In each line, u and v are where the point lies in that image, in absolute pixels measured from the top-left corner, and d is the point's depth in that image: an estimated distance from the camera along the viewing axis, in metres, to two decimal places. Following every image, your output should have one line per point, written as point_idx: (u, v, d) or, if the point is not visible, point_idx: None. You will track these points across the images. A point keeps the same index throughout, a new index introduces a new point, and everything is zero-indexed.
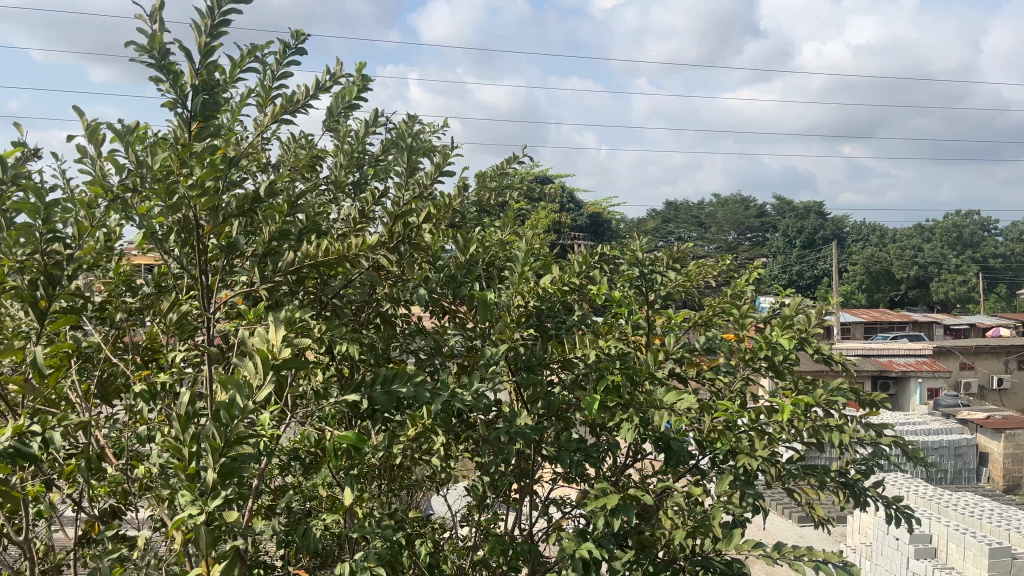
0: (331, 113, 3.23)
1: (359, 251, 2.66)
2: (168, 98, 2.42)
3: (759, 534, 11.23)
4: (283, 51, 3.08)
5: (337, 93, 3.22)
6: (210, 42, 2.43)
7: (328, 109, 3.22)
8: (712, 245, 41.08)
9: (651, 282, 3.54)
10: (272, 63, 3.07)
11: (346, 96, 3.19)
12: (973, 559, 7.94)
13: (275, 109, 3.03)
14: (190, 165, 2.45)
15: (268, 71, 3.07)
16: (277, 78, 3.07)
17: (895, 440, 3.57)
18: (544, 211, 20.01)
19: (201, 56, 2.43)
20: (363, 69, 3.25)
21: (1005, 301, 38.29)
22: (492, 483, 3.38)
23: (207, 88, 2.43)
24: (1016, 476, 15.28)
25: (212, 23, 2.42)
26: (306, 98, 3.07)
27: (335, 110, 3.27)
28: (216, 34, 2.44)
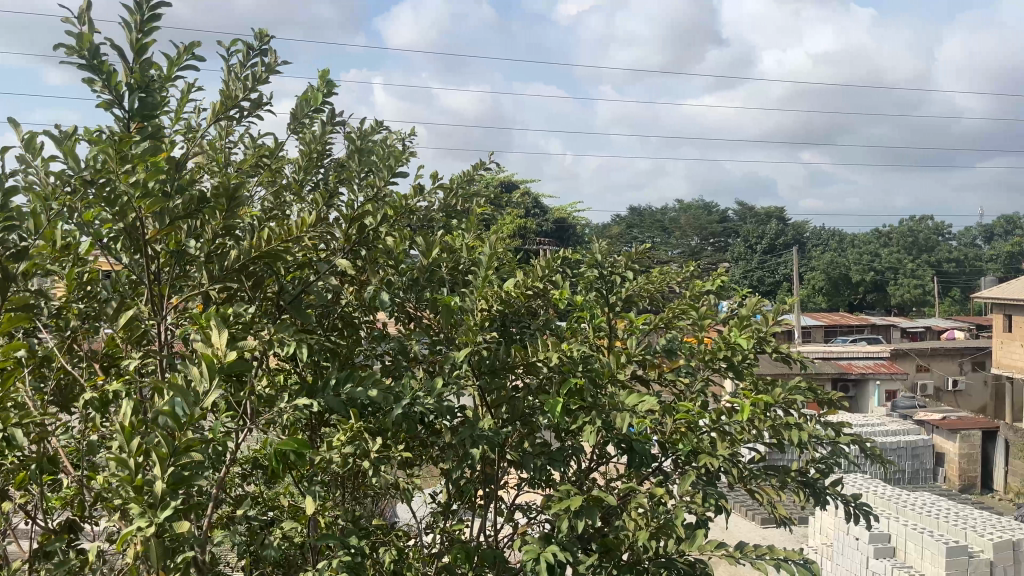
0: (297, 117, 3.28)
1: (305, 232, 2.69)
2: (103, 98, 2.38)
3: (723, 535, 11.33)
4: (247, 53, 3.08)
5: (300, 97, 3.23)
6: (143, 39, 2.41)
7: (293, 112, 3.26)
8: (675, 250, 41.45)
9: (611, 284, 3.58)
10: (235, 64, 3.06)
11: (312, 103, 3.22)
12: (931, 558, 8.11)
13: (220, 109, 2.99)
14: (130, 165, 2.40)
15: (231, 70, 3.06)
16: (241, 78, 3.06)
17: (853, 439, 3.62)
18: (511, 217, 20.01)
19: (134, 54, 2.42)
20: (327, 75, 3.22)
21: (959, 305, 39.22)
22: (457, 489, 3.35)
23: (143, 86, 2.42)
24: (970, 475, 15.80)
25: (141, 19, 2.40)
26: (258, 98, 3.06)
27: (299, 115, 3.28)
28: (147, 30, 2.41)
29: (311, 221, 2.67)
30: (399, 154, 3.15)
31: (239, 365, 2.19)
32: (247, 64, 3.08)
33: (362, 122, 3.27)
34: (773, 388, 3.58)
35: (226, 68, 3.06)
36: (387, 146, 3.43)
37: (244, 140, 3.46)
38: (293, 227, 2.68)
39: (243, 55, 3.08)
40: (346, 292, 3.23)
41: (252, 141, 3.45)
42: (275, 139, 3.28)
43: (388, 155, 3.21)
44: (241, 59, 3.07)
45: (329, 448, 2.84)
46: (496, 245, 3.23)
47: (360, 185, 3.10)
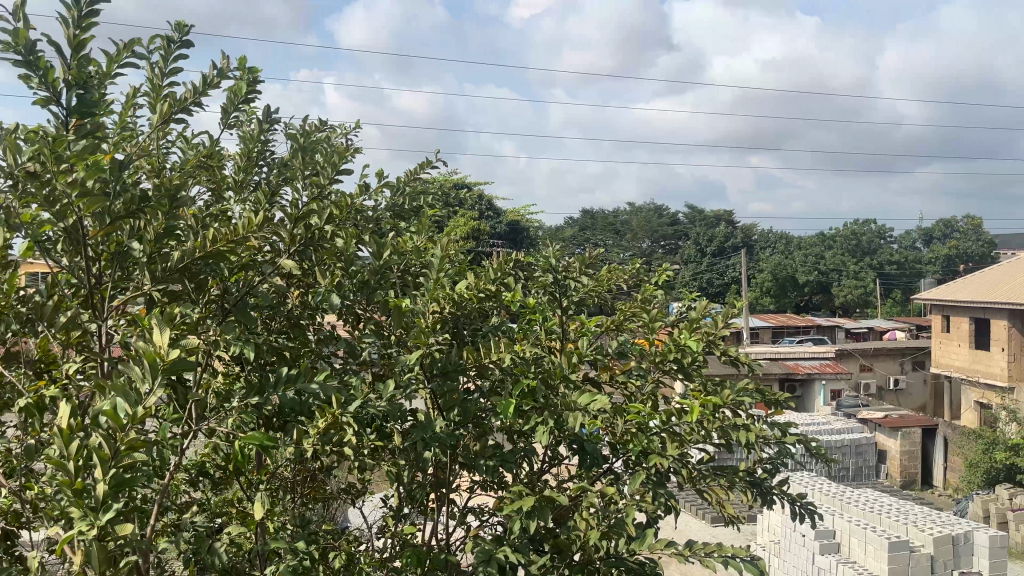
0: (228, 112, 3.33)
1: (250, 236, 2.64)
2: (40, 95, 2.31)
3: (673, 534, 11.46)
4: (170, 47, 3.04)
5: (228, 91, 3.30)
6: (80, 34, 2.35)
7: (224, 107, 3.32)
8: (627, 253, 41.78)
9: (564, 288, 3.57)
10: (159, 61, 3.02)
11: (237, 93, 3.28)
12: (873, 552, 8.34)
13: (161, 108, 2.95)
14: (67, 163, 2.33)
15: (155, 68, 3.02)
16: (168, 74, 3.03)
17: (800, 438, 3.68)
18: (463, 219, 19.94)
19: (71, 51, 2.37)
20: (247, 61, 3.29)
21: (900, 306, 40.33)
22: (408, 493, 3.33)
23: (81, 83, 2.36)
24: (910, 472, 16.25)
25: (78, 15, 2.34)
26: (195, 97, 3.03)
27: (229, 108, 3.31)
28: (84, 27, 2.36)
29: (260, 222, 2.61)
30: (342, 152, 3.16)
31: (182, 364, 2.15)
32: (170, 58, 3.04)
33: (303, 119, 3.26)
34: (721, 390, 3.62)
35: (150, 66, 3.01)
36: (329, 144, 3.43)
37: (177, 143, 3.42)
38: (237, 228, 2.62)
39: (165, 49, 3.06)
40: (294, 294, 3.19)
41: (189, 142, 3.41)
42: (210, 136, 3.28)
43: (332, 154, 3.21)
44: (164, 55, 3.03)
45: (278, 449, 2.81)
46: (448, 247, 3.22)
47: (304, 184, 3.08)
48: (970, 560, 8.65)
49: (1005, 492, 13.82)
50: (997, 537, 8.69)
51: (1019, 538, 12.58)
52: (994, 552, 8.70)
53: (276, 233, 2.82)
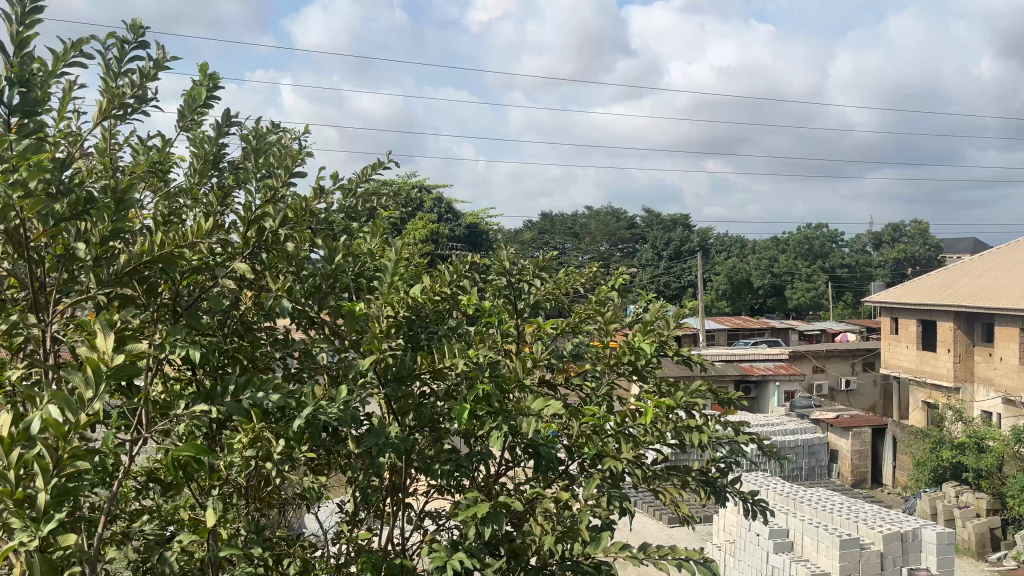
0: (185, 115, 3.27)
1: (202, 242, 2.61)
2: None
3: (631, 536, 11.52)
4: (124, 48, 2.97)
5: (185, 94, 3.23)
6: (23, 32, 2.29)
7: (181, 110, 3.25)
8: (585, 255, 42.02)
9: (519, 291, 3.65)
10: (110, 60, 2.95)
11: (196, 99, 3.21)
12: (825, 550, 8.50)
13: (107, 107, 2.89)
14: (10, 164, 2.27)
15: (107, 68, 2.94)
16: (121, 75, 2.96)
17: (752, 438, 3.73)
18: (420, 221, 19.79)
19: (14, 48, 2.30)
20: (209, 69, 3.21)
21: (852, 308, 41.19)
22: (364, 498, 3.31)
23: (23, 81, 2.30)
24: (861, 471, 16.61)
25: (22, 11, 2.28)
26: (145, 97, 2.98)
27: (186, 111, 3.25)
28: (27, 23, 2.30)
29: (210, 227, 2.56)
30: (296, 155, 3.13)
31: (129, 369, 2.10)
32: (124, 58, 2.97)
33: (259, 122, 3.22)
34: (675, 391, 3.66)
35: (101, 66, 2.94)
36: (286, 148, 3.40)
37: (130, 144, 3.36)
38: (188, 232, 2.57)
39: (118, 49, 2.98)
40: (247, 298, 3.15)
41: (142, 143, 3.34)
42: (163, 138, 3.22)
43: (286, 157, 3.18)
44: (117, 54, 2.96)
45: (230, 452, 2.79)
46: (403, 251, 3.22)
47: (257, 187, 3.04)
48: (918, 557, 8.88)
49: (951, 489, 14.23)
50: (943, 534, 8.92)
51: (965, 534, 12.97)
52: (941, 548, 8.93)
53: (227, 237, 2.79)
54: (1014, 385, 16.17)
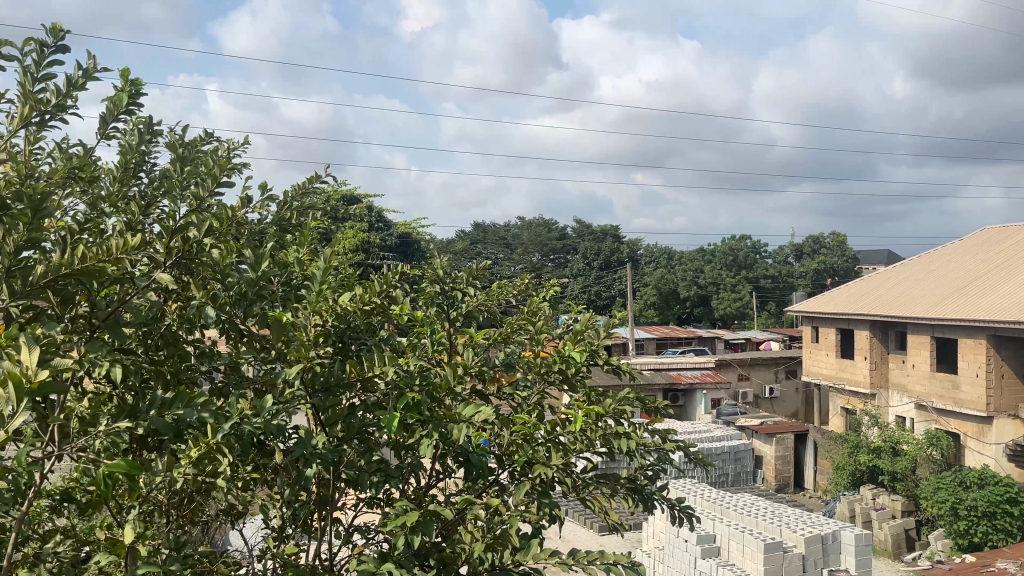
0: (105, 121, 3.17)
1: (125, 253, 2.54)
2: None
3: (561, 545, 11.55)
4: (43, 52, 2.88)
5: (106, 100, 3.15)
6: None
7: (102, 117, 3.16)
8: (518, 266, 42.15)
9: (450, 300, 3.68)
10: (29, 65, 2.85)
11: (116, 105, 3.13)
12: (751, 554, 8.71)
13: (27, 112, 2.79)
14: None
15: (25, 73, 2.85)
16: (40, 81, 2.87)
17: (678, 445, 3.79)
18: (350, 229, 19.51)
19: None
20: (130, 74, 3.19)
21: (774, 318, 42.39)
22: (291, 512, 3.23)
23: None
24: (784, 476, 17.09)
25: None
26: (65, 104, 2.89)
27: (106, 118, 3.15)
28: None
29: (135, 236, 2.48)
30: (223, 164, 3.08)
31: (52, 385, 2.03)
32: (42, 63, 2.88)
33: (186, 132, 3.16)
34: (604, 399, 3.70)
35: (20, 71, 2.84)
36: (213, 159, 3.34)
37: (50, 152, 3.24)
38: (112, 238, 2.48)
39: (37, 54, 2.89)
40: (169, 307, 3.06)
41: (60, 151, 3.23)
42: (84, 146, 3.12)
43: (215, 167, 3.12)
44: (36, 59, 2.87)
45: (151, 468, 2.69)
46: (332, 259, 3.18)
47: (183, 196, 2.98)
48: (838, 558, 9.15)
49: (868, 492, 14.73)
50: (862, 536, 9.21)
51: (882, 536, 13.45)
52: (860, 550, 9.20)
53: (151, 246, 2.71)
54: (926, 390, 16.87)
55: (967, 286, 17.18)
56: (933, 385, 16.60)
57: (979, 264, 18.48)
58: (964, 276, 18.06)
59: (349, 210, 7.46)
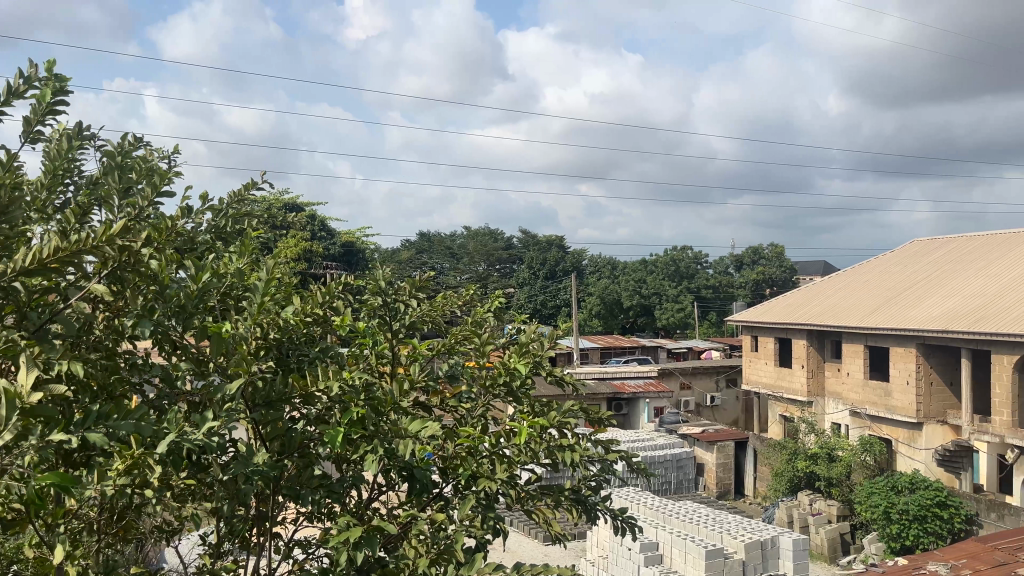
0: (30, 123, 3.08)
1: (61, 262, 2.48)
2: None
3: (505, 556, 11.57)
4: None
5: (33, 99, 3.06)
6: None
7: (26, 118, 3.06)
8: (463, 276, 42.07)
9: (394, 311, 3.65)
10: None
11: (42, 104, 3.04)
12: (693, 561, 8.85)
13: None
14: None
15: None
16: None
17: (621, 455, 3.83)
18: (291, 238, 19.21)
19: None
20: (54, 69, 3.11)
21: (715, 328, 43.13)
22: (230, 528, 3.16)
23: None
24: (725, 483, 17.39)
25: None
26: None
27: (31, 119, 3.06)
28: None
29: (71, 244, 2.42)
30: (164, 173, 3.09)
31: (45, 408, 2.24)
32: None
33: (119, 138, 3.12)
34: (548, 410, 3.72)
35: None
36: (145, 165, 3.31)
37: None
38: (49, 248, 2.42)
39: None
40: (101, 317, 2.96)
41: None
42: (6, 149, 3.02)
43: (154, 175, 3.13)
44: None
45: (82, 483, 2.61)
46: (274, 271, 3.14)
47: (121, 205, 2.95)
48: (776, 563, 9.36)
49: (805, 498, 15.09)
50: (799, 541, 9.45)
51: (818, 540, 13.78)
52: (797, 555, 9.46)
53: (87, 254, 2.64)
54: (860, 397, 17.35)
55: (898, 296, 17.78)
56: (866, 392, 17.08)
57: (910, 275, 19.13)
58: (895, 287, 18.68)
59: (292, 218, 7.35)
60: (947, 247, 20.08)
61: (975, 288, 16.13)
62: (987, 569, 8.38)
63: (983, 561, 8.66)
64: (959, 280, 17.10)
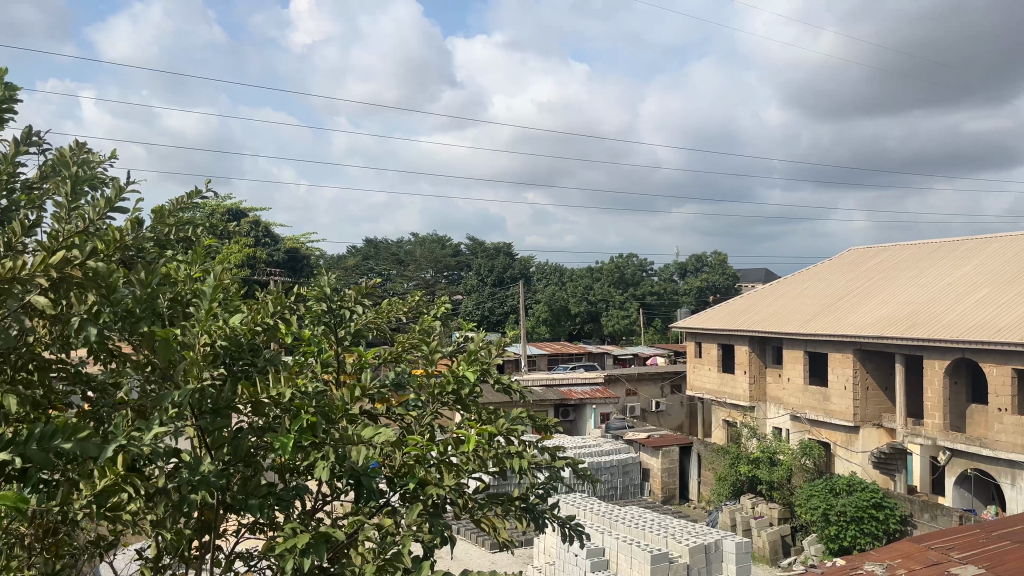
0: None
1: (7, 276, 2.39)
2: None
3: (452, 565, 11.52)
4: None
5: None
6: None
7: None
8: (410, 283, 41.84)
9: (340, 319, 3.62)
10: None
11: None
12: (638, 565, 8.93)
13: None
14: None
15: None
16: None
17: (567, 462, 3.83)
18: (235, 245, 18.92)
19: None
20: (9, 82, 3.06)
21: (661, 335, 43.59)
22: (170, 540, 3.07)
23: None
24: (670, 488, 17.61)
25: None
26: None
27: None
28: None
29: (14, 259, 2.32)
30: (115, 188, 3.11)
31: None
32: None
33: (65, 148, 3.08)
34: (495, 418, 3.72)
35: None
36: (90, 177, 3.28)
37: None
38: None
39: None
40: (40, 327, 2.85)
41: None
42: None
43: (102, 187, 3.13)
44: None
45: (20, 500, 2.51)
46: (224, 277, 3.09)
47: (70, 214, 2.92)
48: (720, 566, 9.50)
49: (748, 501, 15.41)
50: (741, 543, 9.64)
51: (760, 543, 14.05)
52: (740, 557, 9.64)
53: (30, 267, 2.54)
54: (800, 402, 17.74)
55: (836, 303, 18.25)
56: (806, 397, 17.49)
57: (847, 283, 19.65)
58: (833, 295, 19.17)
59: (237, 224, 7.22)
60: (883, 256, 20.69)
61: (909, 295, 16.67)
62: (921, 568, 8.63)
63: (918, 560, 8.93)
64: (893, 288, 17.64)
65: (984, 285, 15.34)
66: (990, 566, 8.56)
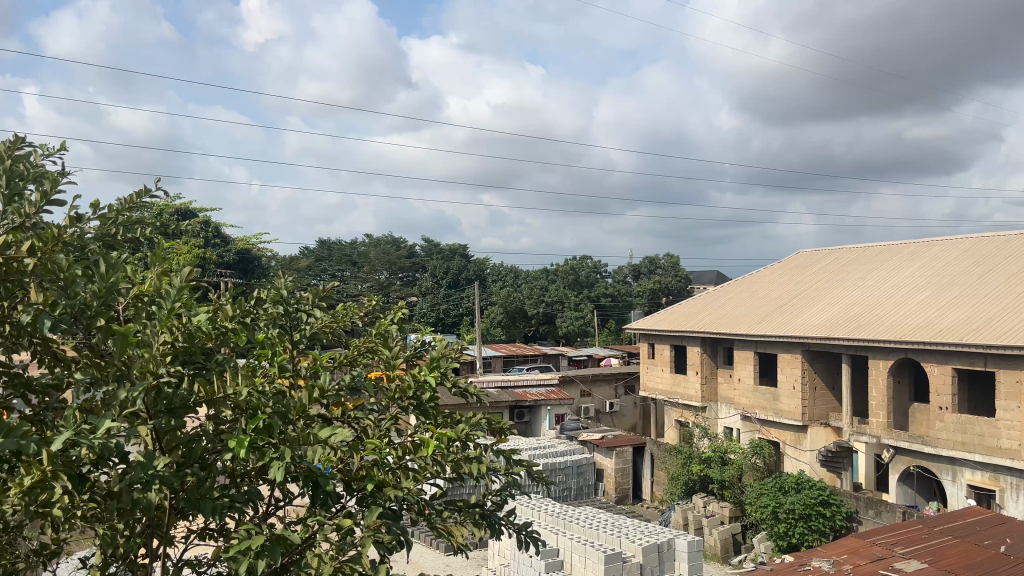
0: None
1: None
2: None
3: (406, 568, 11.46)
4: None
5: None
6: None
7: None
8: (364, 284, 41.50)
9: (295, 323, 3.62)
10: None
11: None
12: (592, 566, 8.97)
13: None
14: None
15: None
16: None
17: (523, 467, 3.84)
18: (185, 246, 18.56)
19: None
20: None
21: (616, 336, 43.88)
22: (118, 547, 2.98)
23: None
24: (624, 488, 17.77)
25: None
26: None
27: None
28: None
29: None
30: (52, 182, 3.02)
31: None
32: None
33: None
34: (453, 422, 3.72)
35: None
36: (28, 171, 3.18)
37: None
38: None
39: None
40: None
41: None
42: None
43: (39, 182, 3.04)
44: None
45: None
46: (188, 278, 3.05)
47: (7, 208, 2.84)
48: (672, 565, 9.61)
49: (700, 500, 15.62)
50: (693, 542, 9.75)
51: (711, 541, 14.26)
52: (691, 555, 9.77)
53: None
54: (750, 402, 18.05)
55: (785, 305, 18.63)
56: (756, 397, 17.80)
57: (796, 285, 20.07)
58: (782, 296, 19.57)
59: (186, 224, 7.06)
60: (830, 258, 21.18)
61: (855, 296, 17.12)
62: (866, 563, 8.85)
63: (863, 556, 9.14)
64: (841, 289, 18.08)
65: (927, 287, 15.81)
66: (931, 561, 8.84)
